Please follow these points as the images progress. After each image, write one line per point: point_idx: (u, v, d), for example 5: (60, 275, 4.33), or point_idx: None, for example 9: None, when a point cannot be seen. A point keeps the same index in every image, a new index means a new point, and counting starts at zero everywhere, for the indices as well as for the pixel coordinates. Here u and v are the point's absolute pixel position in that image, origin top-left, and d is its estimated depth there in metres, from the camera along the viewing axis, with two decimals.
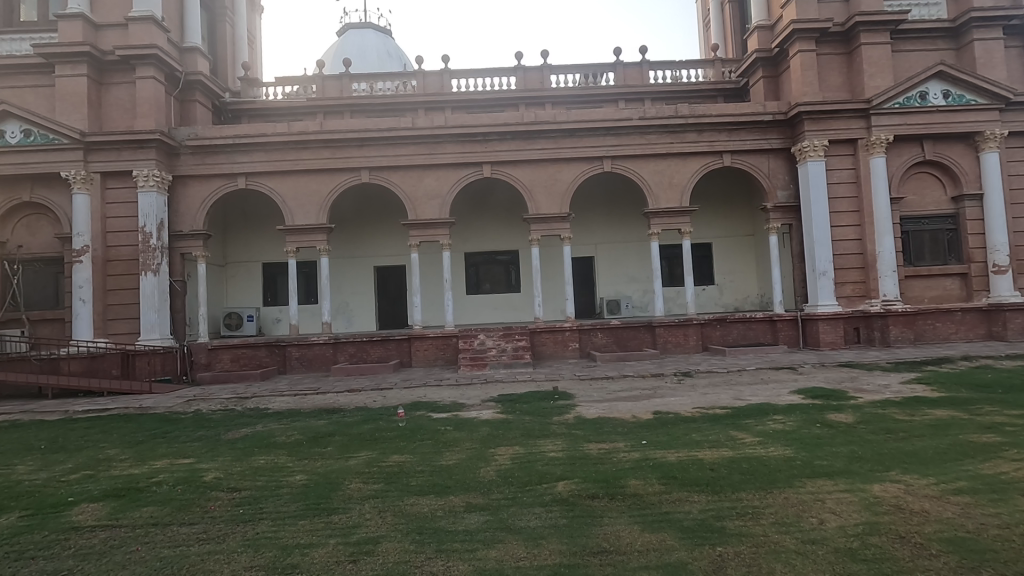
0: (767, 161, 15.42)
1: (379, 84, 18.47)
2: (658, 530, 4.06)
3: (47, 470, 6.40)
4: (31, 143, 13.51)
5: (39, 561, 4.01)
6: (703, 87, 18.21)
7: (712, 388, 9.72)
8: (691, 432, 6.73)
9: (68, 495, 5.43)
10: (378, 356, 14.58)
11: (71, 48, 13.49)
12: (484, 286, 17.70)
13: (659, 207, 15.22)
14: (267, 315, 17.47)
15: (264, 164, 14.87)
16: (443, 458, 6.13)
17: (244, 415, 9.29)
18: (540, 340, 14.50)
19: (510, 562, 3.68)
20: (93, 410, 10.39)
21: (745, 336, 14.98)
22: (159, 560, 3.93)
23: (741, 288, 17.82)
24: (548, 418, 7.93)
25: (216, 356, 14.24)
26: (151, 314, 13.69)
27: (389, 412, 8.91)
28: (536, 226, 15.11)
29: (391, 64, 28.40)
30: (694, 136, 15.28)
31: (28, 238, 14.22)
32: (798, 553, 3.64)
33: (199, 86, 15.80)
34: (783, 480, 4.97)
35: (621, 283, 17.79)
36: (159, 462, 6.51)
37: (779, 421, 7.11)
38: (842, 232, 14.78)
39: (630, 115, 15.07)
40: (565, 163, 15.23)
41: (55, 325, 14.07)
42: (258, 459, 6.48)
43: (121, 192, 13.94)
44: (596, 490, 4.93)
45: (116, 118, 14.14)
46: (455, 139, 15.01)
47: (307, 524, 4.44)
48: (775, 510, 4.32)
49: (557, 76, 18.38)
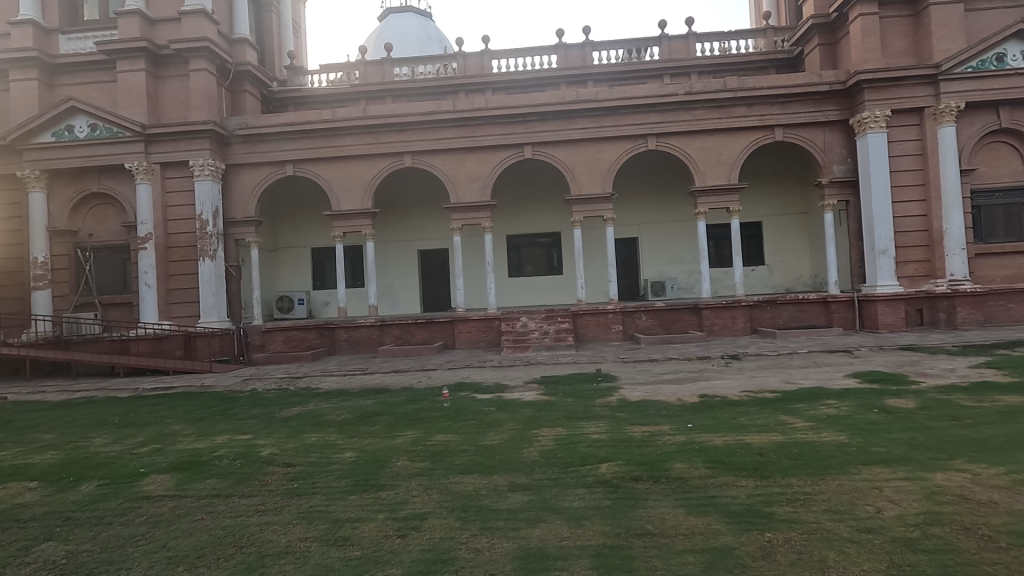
0: (823, 135, 14.65)
1: (420, 68, 18.54)
2: (704, 514, 4.00)
3: (120, 443, 6.88)
4: (97, 137, 14.36)
5: (115, 526, 4.33)
6: (754, 58, 17.39)
7: (760, 372, 9.47)
8: (738, 417, 6.56)
9: (140, 466, 5.82)
10: (422, 338, 14.88)
11: (129, 44, 14.16)
12: (526, 268, 17.69)
13: (706, 185, 14.73)
14: (318, 298, 18.05)
15: (311, 151, 15.21)
16: (487, 439, 6.21)
17: (297, 394, 9.70)
18: (582, 323, 14.41)
19: (553, 541, 3.71)
20: (160, 387, 11.16)
21: (796, 318, 14.47)
22: (221, 529, 4.17)
23: (793, 268, 17.14)
24: (591, 400, 7.92)
25: (269, 338, 14.84)
26: (209, 298, 14.35)
27: (434, 392, 9.13)
28: (578, 207, 14.91)
29: (432, 47, 28.38)
30: (744, 110, 14.67)
31: (98, 227, 15.08)
32: (853, 541, 3.52)
33: (249, 77, 16.24)
34: (835, 466, 4.80)
35: (666, 265, 17.43)
36: (219, 438, 6.88)
37: (833, 405, 6.86)
38: (904, 209, 13.96)
39: (676, 90, 14.62)
40: (607, 142, 14.93)
41: (124, 309, 14.96)
42: (310, 436, 6.75)
43: (180, 181, 14.58)
44: (639, 472, 4.90)
45: (171, 111, 14.72)
46: (496, 121, 14.93)
47: (356, 499, 4.60)
48: (828, 497, 4.19)
49: (599, 53, 17.97)
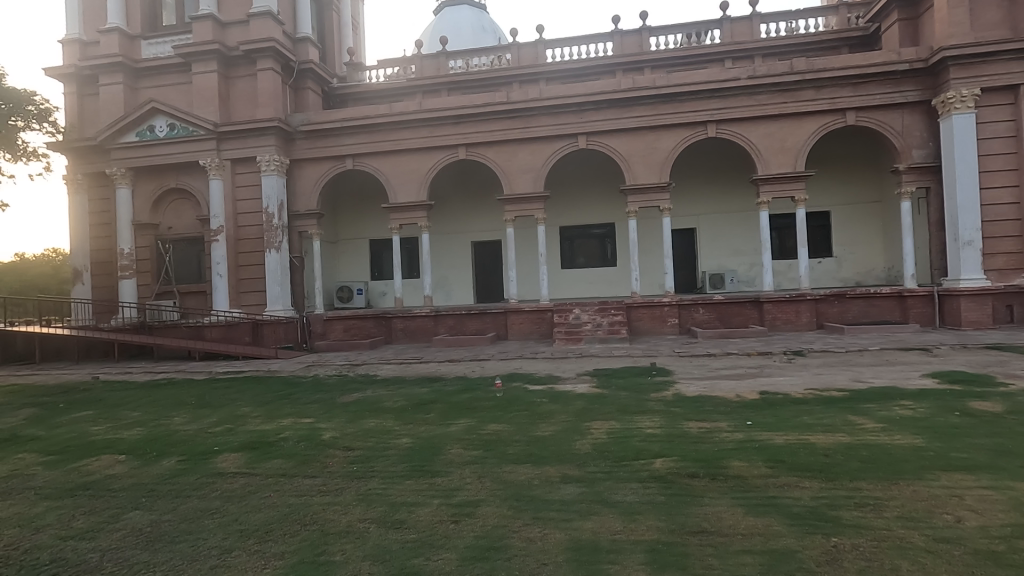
0: (901, 117, 13.69)
1: (474, 60, 18.63)
2: (764, 514, 3.86)
3: (197, 422, 7.38)
4: (175, 136, 15.31)
5: (193, 499, 4.65)
6: (824, 38, 16.42)
7: (827, 369, 9.01)
8: (802, 415, 6.28)
9: (213, 445, 6.21)
10: (475, 329, 15.07)
11: (203, 46, 14.99)
12: (580, 260, 17.55)
13: (769, 172, 14.09)
14: (375, 288, 18.61)
15: (369, 145, 15.63)
16: (539, 430, 6.23)
17: (356, 380, 10.08)
18: (637, 316, 14.19)
19: (606, 535, 3.69)
20: (231, 371, 11.85)
21: (867, 313, 13.67)
22: (287, 507, 4.39)
23: (864, 260, 16.16)
24: (645, 394, 7.78)
25: (330, 326, 15.46)
26: (275, 287, 15.07)
27: (486, 382, 9.25)
28: (633, 197, 14.61)
29: (486, 39, 28.46)
30: (812, 93, 13.90)
31: (175, 221, 16.06)
32: (928, 551, 3.31)
33: (311, 74, 16.82)
34: (910, 471, 4.51)
35: (725, 256, 16.84)
36: (285, 420, 7.25)
37: (908, 406, 6.44)
38: (993, 196, 12.87)
39: (738, 74, 14.02)
40: (664, 130, 14.53)
41: (199, 298, 15.92)
42: (368, 421, 6.99)
43: (248, 176, 15.34)
44: (696, 469, 4.79)
45: (241, 109, 15.47)
46: (550, 112, 14.83)
47: (412, 484, 4.74)
48: (900, 503, 3.95)
49: (657, 38, 17.47)
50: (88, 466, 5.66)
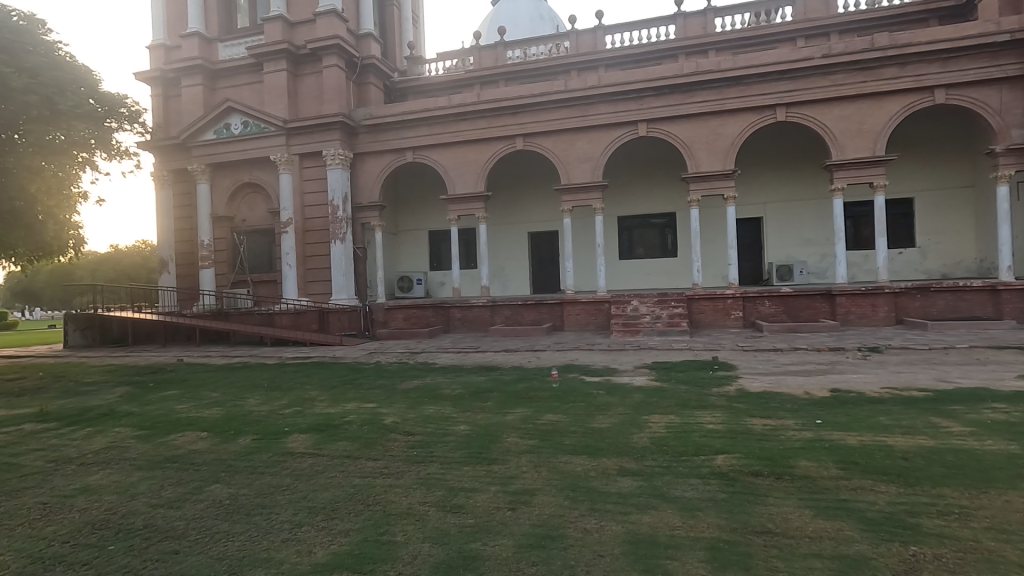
0: (999, 94, 12.49)
1: (532, 49, 18.52)
2: (835, 518, 3.67)
3: (269, 404, 7.81)
4: (248, 133, 16.15)
5: (265, 476, 4.94)
6: (909, 10, 15.20)
7: (906, 367, 8.42)
8: (878, 415, 5.91)
9: (284, 425, 6.56)
10: (531, 319, 15.10)
11: (274, 46, 15.71)
12: (638, 250, 17.21)
13: (845, 157, 13.24)
14: (434, 278, 19.01)
15: (427, 137, 15.89)
16: (596, 421, 6.19)
17: (415, 368, 10.36)
18: (698, 308, 13.79)
19: (664, 530, 3.62)
20: (300, 357, 12.44)
21: (954, 308, 12.65)
22: (351, 487, 4.59)
23: (952, 250, 14.94)
24: (706, 389, 7.56)
25: (391, 315, 15.95)
26: (339, 277, 15.69)
27: (543, 372, 9.28)
28: (695, 185, 14.12)
29: (544, 27, 28.27)
30: (895, 71, 12.91)
31: (249, 213, 17.01)
32: (1022, 567, 3.04)
33: (373, 70, 17.26)
34: (1002, 479, 4.16)
35: (794, 247, 16.03)
36: (349, 404, 7.56)
37: (1002, 409, 5.92)
38: None
39: (811, 53, 13.22)
40: (729, 115, 13.94)
41: (270, 286, 16.79)
42: (427, 408, 7.16)
43: (315, 170, 15.98)
44: (760, 467, 4.61)
45: (308, 106, 16.13)
46: (609, 99, 14.53)
47: (470, 470, 4.83)
48: (991, 514, 3.65)
49: (722, 19, 16.73)
50: (174, 441, 6.13)
